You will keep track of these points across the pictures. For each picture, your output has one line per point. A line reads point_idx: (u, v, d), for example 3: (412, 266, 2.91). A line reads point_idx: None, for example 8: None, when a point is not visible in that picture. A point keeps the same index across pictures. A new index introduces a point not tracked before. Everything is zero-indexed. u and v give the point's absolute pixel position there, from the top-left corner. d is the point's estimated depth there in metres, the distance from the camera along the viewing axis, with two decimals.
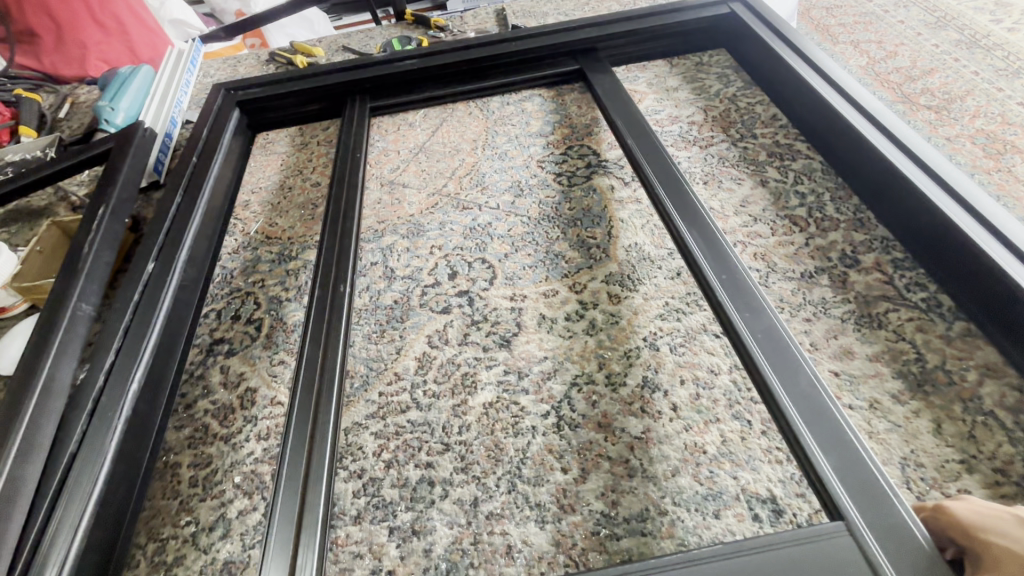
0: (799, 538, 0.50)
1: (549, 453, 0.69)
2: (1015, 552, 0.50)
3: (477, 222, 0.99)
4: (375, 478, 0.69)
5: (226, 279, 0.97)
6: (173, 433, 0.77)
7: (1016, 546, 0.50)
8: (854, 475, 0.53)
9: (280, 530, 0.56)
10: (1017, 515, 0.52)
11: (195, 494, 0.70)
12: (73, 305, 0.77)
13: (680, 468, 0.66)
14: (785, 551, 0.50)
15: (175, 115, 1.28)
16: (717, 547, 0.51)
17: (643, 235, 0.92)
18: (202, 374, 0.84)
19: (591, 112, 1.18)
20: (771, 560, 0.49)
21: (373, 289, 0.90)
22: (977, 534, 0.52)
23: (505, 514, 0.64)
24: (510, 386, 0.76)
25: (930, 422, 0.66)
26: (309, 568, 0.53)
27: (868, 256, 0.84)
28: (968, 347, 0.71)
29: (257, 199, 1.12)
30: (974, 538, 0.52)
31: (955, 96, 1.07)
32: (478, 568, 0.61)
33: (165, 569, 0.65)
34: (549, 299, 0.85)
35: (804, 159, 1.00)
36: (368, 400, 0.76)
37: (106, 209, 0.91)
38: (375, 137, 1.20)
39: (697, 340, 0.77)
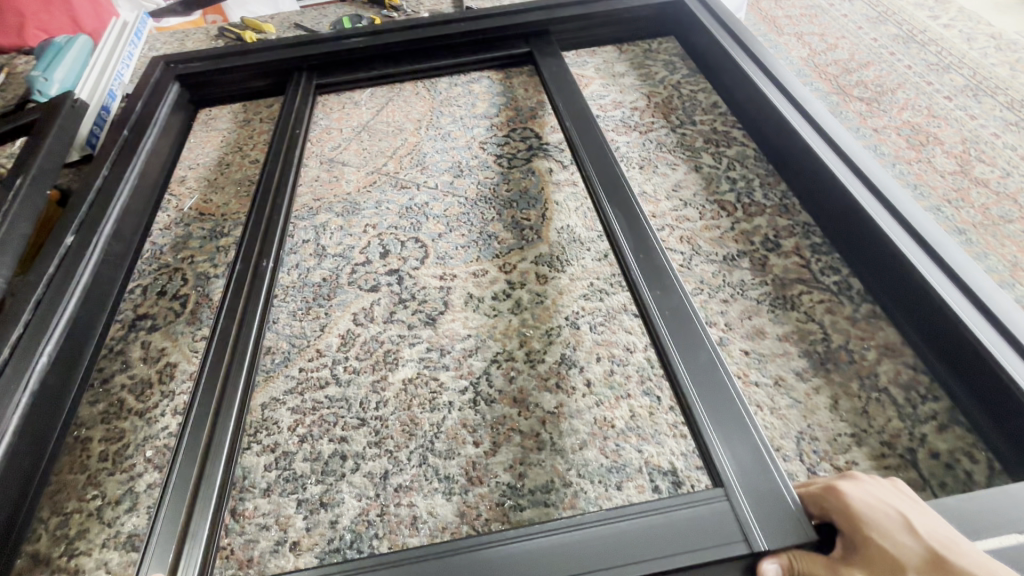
0: (678, 503, 0.53)
1: (463, 427, 0.69)
2: (891, 554, 0.45)
3: (414, 202, 0.99)
4: (288, 452, 0.69)
5: (155, 254, 0.95)
6: (85, 408, 0.76)
7: (895, 548, 0.45)
8: (738, 445, 0.55)
9: (173, 501, 0.56)
10: (911, 517, 0.47)
11: (104, 468, 0.69)
12: None
13: (588, 442, 0.67)
14: (663, 516, 0.52)
15: (114, 89, 1.26)
16: (600, 513, 0.53)
17: (576, 218, 0.93)
18: (121, 349, 0.82)
19: (537, 95, 1.18)
20: (647, 525, 0.52)
21: (303, 267, 0.89)
22: (861, 526, 0.47)
23: (414, 486, 0.65)
24: (431, 362, 0.76)
25: (828, 398, 0.68)
26: (202, 533, 0.54)
27: (788, 240, 0.86)
28: (871, 328, 0.74)
29: (192, 175, 1.09)
30: (856, 530, 0.47)
31: (887, 89, 1.10)
32: (382, 539, 0.61)
33: (65, 543, 0.63)
34: (478, 278, 0.86)
35: (738, 146, 1.02)
36: (288, 375, 0.76)
37: (24, 180, 0.89)
38: (319, 115, 1.18)
39: (617, 319, 0.78)
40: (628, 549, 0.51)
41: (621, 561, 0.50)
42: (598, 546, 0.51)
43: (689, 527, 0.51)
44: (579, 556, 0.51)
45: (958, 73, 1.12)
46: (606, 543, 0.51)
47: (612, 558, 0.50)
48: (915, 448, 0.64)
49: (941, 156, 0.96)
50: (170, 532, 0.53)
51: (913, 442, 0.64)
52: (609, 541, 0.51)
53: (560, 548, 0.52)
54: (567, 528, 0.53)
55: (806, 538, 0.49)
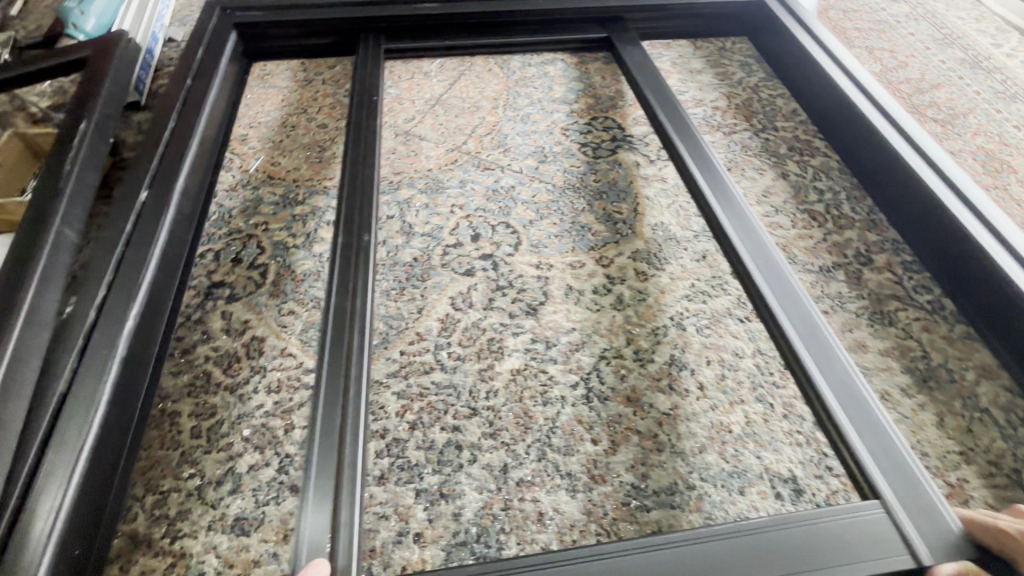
0: (837, 513, 0.53)
1: (579, 423, 0.68)
2: None
3: (500, 184, 0.95)
4: (399, 439, 0.66)
5: (223, 217, 0.89)
6: (169, 380, 0.71)
7: None
8: (887, 457, 0.56)
9: (318, 491, 0.53)
10: None
11: (199, 446, 0.65)
12: (55, 229, 0.68)
13: (707, 445, 0.67)
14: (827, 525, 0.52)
15: (157, 31, 1.13)
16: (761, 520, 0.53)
17: (669, 215, 0.91)
18: (199, 318, 0.77)
19: (615, 84, 1.15)
20: (807, 535, 0.52)
21: (391, 244, 0.85)
22: None
23: (536, 481, 0.64)
24: (538, 354, 0.74)
25: (934, 415, 0.71)
26: (354, 523, 0.51)
27: (880, 256, 0.87)
28: (967, 349, 0.77)
29: (254, 134, 1.02)
30: None
31: (959, 112, 1.12)
32: (510, 534, 0.60)
33: (166, 524, 0.60)
34: (576, 270, 0.84)
35: (821, 157, 1.03)
36: (389, 358, 0.73)
37: (88, 124, 0.80)
38: (387, 83, 1.12)
39: (722, 323, 0.78)
40: (790, 558, 0.51)
41: (784, 570, 0.50)
42: (759, 554, 0.51)
43: (850, 539, 0.51)
44: (741, 562, 0.51)
45: None
46: (768, 550, 0.51)
47: (775, 567, 0.50)
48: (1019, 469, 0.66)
49: (1016, 184, 0.99)
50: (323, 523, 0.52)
51: (1017, 463, 0.67)
52: (773, 549, 0.51)
53: (722, 553, 0.51)
54: (726, 534, 0.53)
55: (965, 553, 0.50)
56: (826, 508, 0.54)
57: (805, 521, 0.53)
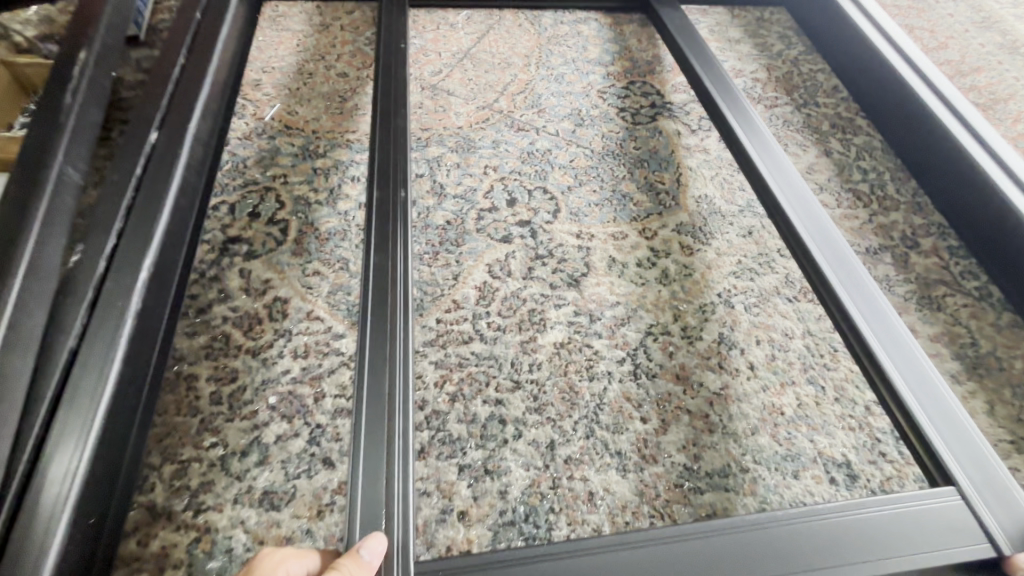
0: (918, 497, 0.50)
1: (627, 400, 0.65)
2: None
3: (535, 147, 0.89)
4: (438, 412, 0.62)
5: (237, 168, 0.81)
6: (184, 341, 0.65)
7: None
8: (958, 440, 0.53)
9: (366, 464, 0.48)
10: None
11: (220, 413, 0.60)
12: (58, 166, 0.61)
13: (759, 427, 0.64)
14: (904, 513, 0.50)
15: None
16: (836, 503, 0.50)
17: (713, 188, 0.87)
18: (215, 276, 0.70)
19: (652, 48, 1.09)
20: (891, 519, 0.49)
21: (421, 205, 0.80)
22: None
23: (585, 459, 0.60)
24: (582, 328, 0.70)
25: (984, 403, 0.69)
26: (407, 497, 0.48)
27: (926, 240, 0.85)
28: (1016, 337, 0.75)
29: (268, 79, 0.94)
30: None
31: (1000, 97, 1.10)
32: (560, 514, 0.57)
33: (188, 496, 0.55)
34: (619, 241, 0.79)
35: (864, 136, 0.99)
36: (424, 326, 0.68)
37: (89, 54, 0.72)
38: (411, 33, 1.04)
39: (771, 302, 0.75)
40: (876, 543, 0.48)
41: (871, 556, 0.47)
42: (845, 539, 0.48)
43: (930, 524, 0.49)
44: (826, 547, 0.48)
45: None
46: (847, 536, 0.48)
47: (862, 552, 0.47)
48: None
49: None
50: (375, 498, 0.47)
51: None
52: (851, 536, 0.48)
53: (804, 537, 0.48)
54: (809, 517, 0.49)
55: None
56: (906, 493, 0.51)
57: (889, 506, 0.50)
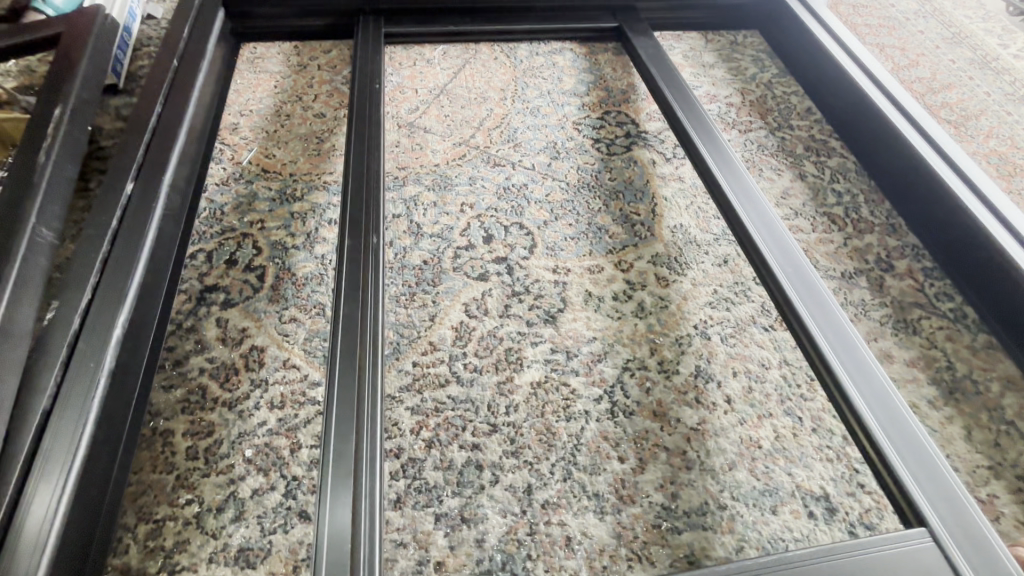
0: (895, 539, 0.49)
1: (604, 440, 0.65)
2: None
3: (511, 182, 0.90)
4: (415, 459, 0.62)
5: (215, 214, 0.82)
6: (160, 395, 0.65)
7: None
8: (931, 479, 0.52)
9: (331, 527, 0.48)
10: None
11: (196, 469, 0.60)
12: (30, 227, 0.61)
13: (737, 462, 0.64)
14: (881, 552, 0.48)
15: (135, 8, 1.04)
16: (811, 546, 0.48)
17: (688, 217, 0.88)
18: (193, 326, 0.71)
19: (627, 77, 1.10)
20: (875, 561, 0.47)
21: (398, 245, 0.80)
22: None
23: (562, 503, 0.60)
24: (559, 366, 0.70)
25: (962, 429, 0.69)
26: (375, 559, 0.47)
27: (901, 262, 0.86)
28: (990, 360, 0.75)
29: (246, 122, 0.95)
30: None
31: (971, 113, 1.11)
32: (537, 561, 0.57)
33: (163, 556, 0.55)
34: (595, 275, 0.80)
35: (838, 158, 1.00)
36: (401, 370, 0.68)
37: (63, 109, 0.72)
38: (387, 70, 1.06)
39: (747, 332, 0.75)
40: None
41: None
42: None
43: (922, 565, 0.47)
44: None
45: None
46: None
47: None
48: None
49: None
50: (340, 567, 0.46)
51: None
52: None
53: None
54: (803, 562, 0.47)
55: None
56: (895, 533, 0.49)
57: (881, 547, 0.48)
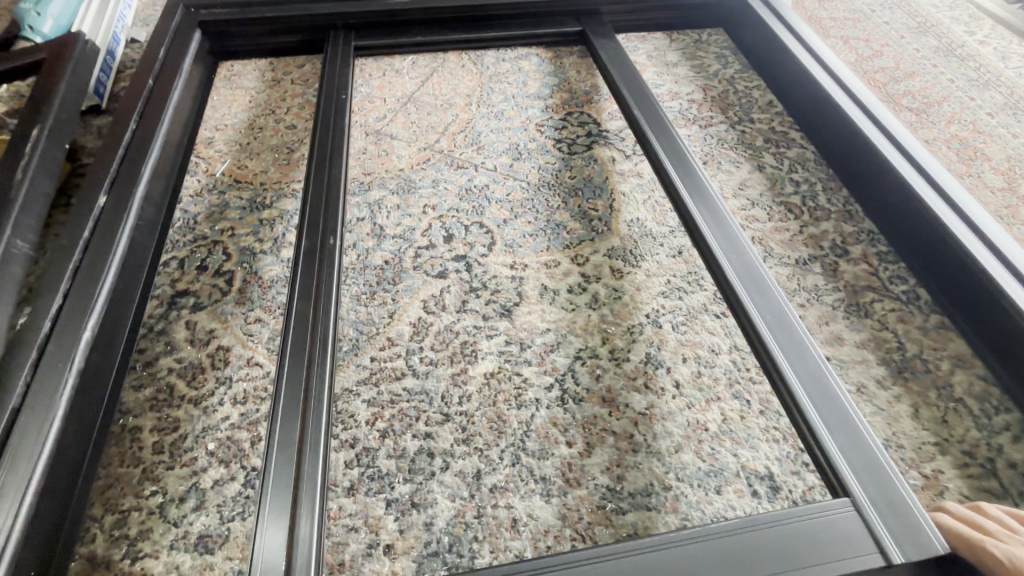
0: (812, 511, 0.51)
1: (553, 426, 0.67)
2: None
3: (473, 183, 0.93)
4: (369, 448, 0.64)
5: (188, 224, 0.86)
6: (129, 394, 0.68)
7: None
8: (857, 452, 0.53)
9: (274, 508, 0.51)
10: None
11: (161, 462, 0.63)
12: (6, 239, 0.66)
13: (683, 444, 0.66)
14: (797, 525, 0.50)
15: (118, 32, 1.09)
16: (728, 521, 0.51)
17: (645, 211, 0.90)
18: (163, 329, 0.74)
19: (591, 78, 1.12)
20: (790, 532, 0.50)
21: (361, 247, 0.84)
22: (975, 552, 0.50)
23: (510, 486, 0.63)
24: (512, 357, 0.73)
25: (909, 407, 0.71)
26: (311, 537, 0.50)
27: (856, 247, 0.87)
28: (941, 339, 0.77)
29: (221, 136, 0.99)
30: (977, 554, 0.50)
31: (933, 100, 1.12)
32: (483, 542, 0.59)
33: (127, 544, 0.58)
34: (551, 270, 0.82)
35: (797, 148, 1.02)
36: (359, 365, 0.71)
37: (41, 129, 0.77)
38: (357, 81, 1.10)
39: (698, 319, 0.77)
40: (786, 555, 0.48)
41: (779, 568, 0.48)
42: (757, 552, 0.49)
43: (841, 532, 0.49)
44: (736, 561, 0.48)
45: (998, 90, 1.14)
46: (732, 552, 0.49)
47: (773, 564, 0.48)
48: (993, 459, 0.67)
49: (989, 171, 0.99)
50: (278, 543, 0.49)
51: (992, 452, 0.67)
52: (735, 552, 0.49)
53: (715, 552, 0.49)
54: (722, 532, 0.50)
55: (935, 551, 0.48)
56: (817, 503, 0.51)
57: (801, 516, 0.50)
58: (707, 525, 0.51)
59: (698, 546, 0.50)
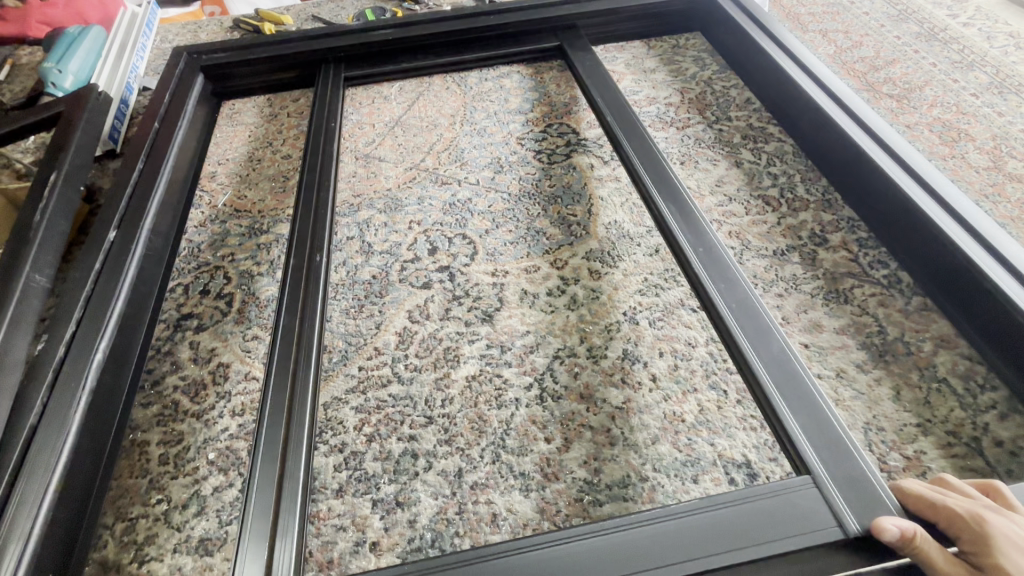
0: (769, 491, 0.53)
1: (532, 423, 0.69)
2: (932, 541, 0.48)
3: (457, 198, 0.97)
4: (356, 452, 0.68)
5: (193, 252, 0.92)
6: (139, 411, 0.74)
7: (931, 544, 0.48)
8: (820, 432, 0.56)
9: (258, 509, 0.56)
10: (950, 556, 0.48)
11: (166, 472, 0.69)
12: (25, 276, 0.72)
13: (660, 436, 0.68)
14: (758, 504, 0.52)
15: (131, 81, 1.19)
16: (692, 502, 0.53)
17: (623, 213, 0.92)
18: (169, 350, 0.81)
19: (570, 90, 1.15)
20: (750, 512, 0.52)
21: (350, 264, 0.88)
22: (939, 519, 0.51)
23: (490, 483, 0.65)
24: (493, 359, 0.76)
25: (890, 389, 0.71)
26: (293, 528, 0.55)
27: (835, 235, 0.87)
28: (924, 320, 0.76)
29: (223, 170, 1.06)
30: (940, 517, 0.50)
31: (915, 85, 1.11)
32: (464, 537, 0.61)
33: (134, 549, 0.63)
34: (531, 274, 0.85)
35: (776, 142, 1.02)
36: (348, 374, 0.75)
37: (58, 175, 0.84)
38: (348, 110, 1.16)
39: (675, 314, 0.79)
40: (753, 531, 0.51)
41: (746, 544, 0.50)
42: (725, 529, 0.51)
43: (805, 508, 0.52)
44: (706, 538, 0.51)
45: (982, 71, 1.13)
46: (694, 533, 0.51)
47: (742, 540, 0.50)
48: (979, 437, 0.66)
49: (974, 152, 0.98)
50: (261, 537, 0.54)
51: (978, 431, 0.66)
52: (696, 531, 0.51)
53: (685, 531, 0.51)
54: (693, 512, 0.52)
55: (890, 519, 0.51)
56: (779, 483, 0.54)
57: (767, 495, 0.53)
58: (672, 507, 0.53)
59: (669, 526, 0.52)
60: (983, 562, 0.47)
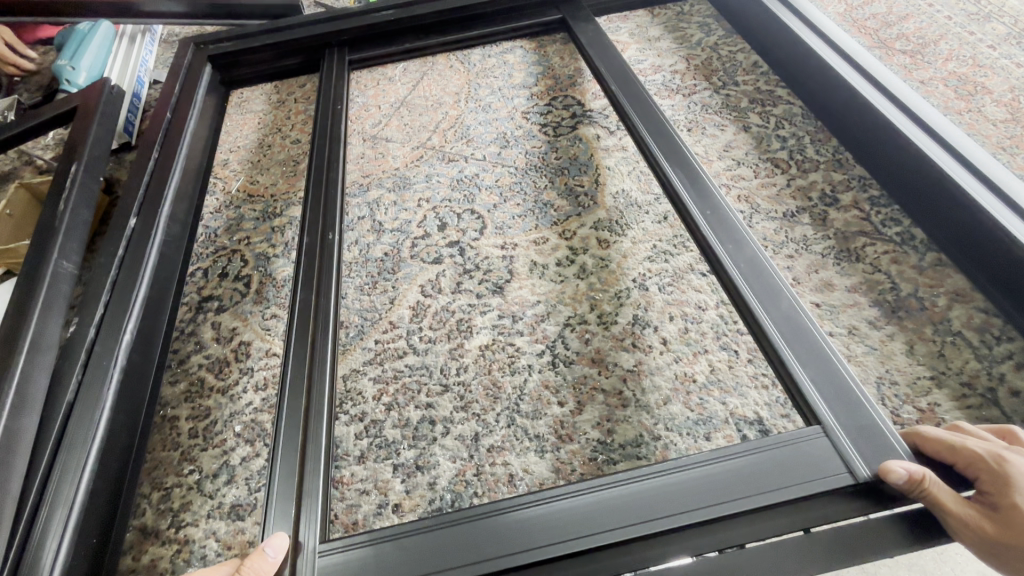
0: (780, 442, 0.54)
1: (546, 388, 0.71)
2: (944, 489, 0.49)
3: (464, 173, 0.98)
4: (376, 421, 0.71)
5: (210, 237, 0.95)
6: (167, 388, 0.78)
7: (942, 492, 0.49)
8: (829, 383, 0.56)
9: (284, 477, 0.58)
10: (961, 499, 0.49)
11: (196, 445, 0.73)
12: (53, 263, 0.74)
13: (671, 397, 0.69)
14: (769, 454, 0.54)
15: (142, 74, 1.21)
16: (702, 454, 0.55)
17: (630, 181, 0.92)
18: (192, 331, 0.84)
19: (574, 63, 1.13)
20: (762, 462, 0.53)
21: (362, 243, 0.90)
22: (956, 459, 0.51)
23: (506, 446, 0.67)
24: (505, 329, 0.77)
25: (904, 344, 0.71)
26: (317, 491, 0.57)
27: (846, 194, 0.86)
28: (939, 276, 0.75)
29: (235, 158, 1.08)
30: (958, 457, 0.51)
31: (929, 40, 1.08)
32: (482, 497, 0.64)
33: (172, 515, 0.68)
34: (540, 246, 0.86)
35: (785, 104, 1.00)
36: (365, 348, 0.78)
37: (78, 167, 0.86)
38: (353, 92, 1.16)
39: (685, 279, 0.79)
40: (764, 479, 0.52)
41: (757, 491, 0.51)
42: (736, 477, 0.52)
43: (815, 456, 0.53)
44: (717, 486, 0.52)
45: (1001, 21, 1.09)
46: (705, 483, 0.52)
47: (753, 487, 0.52)
48: (994, 388, 0.66)
49: (991, 104, 0.95)
50: (288, 499, 0.57)
51: (993, 381, 0.67)
52: (707, 481, 0.52)
53: (697, 481, 0.53)
54: (703, 463, 0.54)
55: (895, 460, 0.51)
56: (790, 433, 0.55)
57: (778, 445, 0.54)
58: (682, 459, 0.55)
59: (681, 477, 0.53)
60: (1000, 501, 0.48)
